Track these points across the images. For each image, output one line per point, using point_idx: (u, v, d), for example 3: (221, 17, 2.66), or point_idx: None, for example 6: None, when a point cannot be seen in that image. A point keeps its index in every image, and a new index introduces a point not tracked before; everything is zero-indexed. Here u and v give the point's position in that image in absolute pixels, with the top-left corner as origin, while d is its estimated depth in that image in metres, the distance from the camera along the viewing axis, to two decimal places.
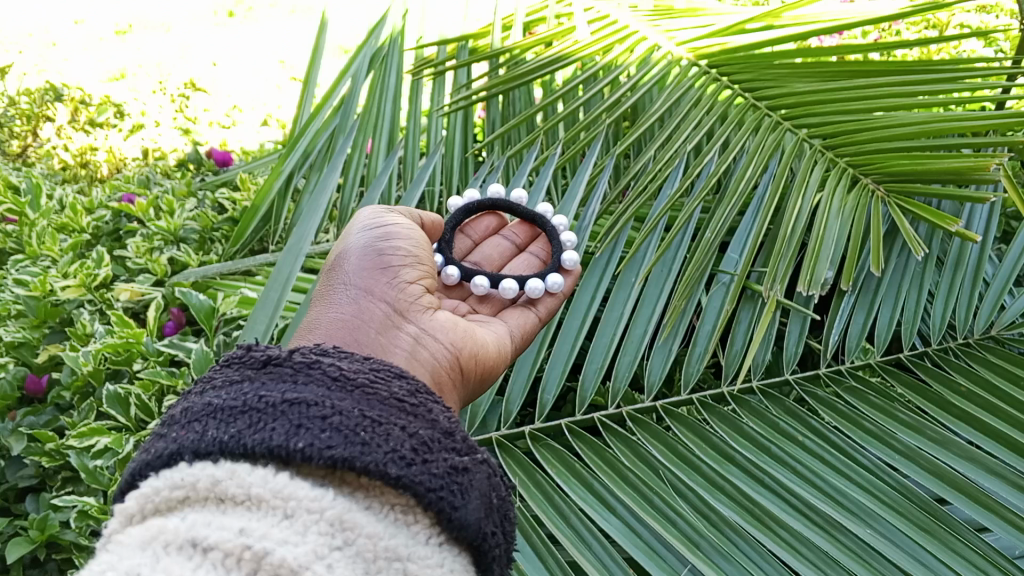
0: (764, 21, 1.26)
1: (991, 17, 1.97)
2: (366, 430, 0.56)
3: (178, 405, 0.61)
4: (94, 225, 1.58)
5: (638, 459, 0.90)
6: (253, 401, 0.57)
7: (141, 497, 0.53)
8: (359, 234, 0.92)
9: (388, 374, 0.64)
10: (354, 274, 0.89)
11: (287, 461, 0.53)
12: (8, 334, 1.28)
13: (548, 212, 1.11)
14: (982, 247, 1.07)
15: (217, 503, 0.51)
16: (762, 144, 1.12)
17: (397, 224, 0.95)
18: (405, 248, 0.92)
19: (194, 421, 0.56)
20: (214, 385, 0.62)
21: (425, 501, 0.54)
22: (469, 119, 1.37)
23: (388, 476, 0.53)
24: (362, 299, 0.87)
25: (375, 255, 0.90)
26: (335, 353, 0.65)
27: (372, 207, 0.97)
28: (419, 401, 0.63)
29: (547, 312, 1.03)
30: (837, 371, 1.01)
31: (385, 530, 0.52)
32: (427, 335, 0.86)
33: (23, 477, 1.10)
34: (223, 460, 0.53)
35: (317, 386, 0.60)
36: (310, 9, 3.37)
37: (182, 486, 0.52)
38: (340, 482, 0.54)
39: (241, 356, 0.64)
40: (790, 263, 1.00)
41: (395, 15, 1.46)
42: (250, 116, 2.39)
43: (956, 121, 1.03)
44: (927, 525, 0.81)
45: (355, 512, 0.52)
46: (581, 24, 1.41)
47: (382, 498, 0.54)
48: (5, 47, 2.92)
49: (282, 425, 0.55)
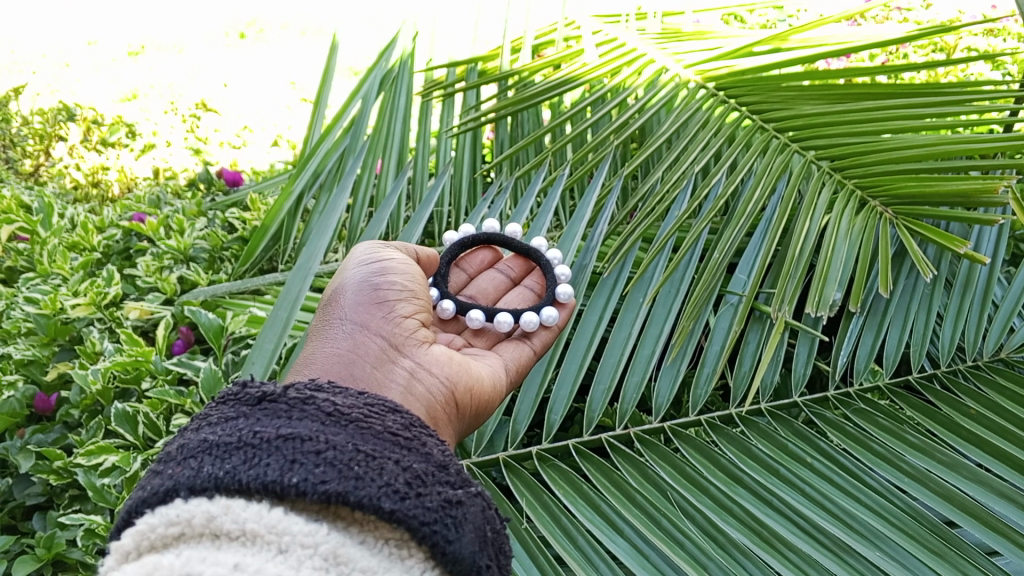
0: (772, 45, 1.28)
1: (999, 40, 1.98)
2: (360, 464, 0.56)
3: (174, 441, 0.61)
4: (105, 244, 1.60)
5: (646, 481, 0.89)
6: (248, 437, 0.57)
7: (136, 533, 0.52)
8: (355, 269, 0.93)
9: (383, 409, 0.64)
10: (350, 309, 0.89)
11: (281, 496, 0.53)
12: (18, 352, 1.29)
13: (542, 246, 1.10)
14: (992, 269, 1.07)
15: (212, 539, 0.51)
16: (770, 166, 1.12)
17: (393, 259, 0.95)
18: (400, 283, 0.92)
19: (189, 458, 0.56)
20: (209, 422, 0.61)
21: (419, 535, 0.54)
22: (478, 141, 1.38)
23: (383, 510, 0.53)
24: (358, 334, 0.87)
25: (370, 290, 0.90)
26: (329, 388, 0.65)
27: (368, 241, 0.98)
28: (414, 434, 0.63)
29: (541, 345, 1.02)
30: (846, 393, 1.00)
31: (380, 564, 0.52)
32: (422, 368, 0.86)
33: (30, 495, 1.10)
34: (219, 496, 0.53)
35: (311, 421, 0.60)
36: (321, 31, 3.41)
37: (177, 522, 0.52)
38: (334, 517, 0.54)
39: (236, 393, 0.64)
40: (798, 284, 1.00)
41: (405, 38, 1.48)
42: (260, 136, 2.42)
43: (963, 143, 1.03)
44: (937, 548, 0.80)
45: (349, 547, 0.52)
46: (589, 47, 1.44)
47: (376, 532, 0.54)
48: (21, 68, 2.98)
49: (276, 461, 0.54)
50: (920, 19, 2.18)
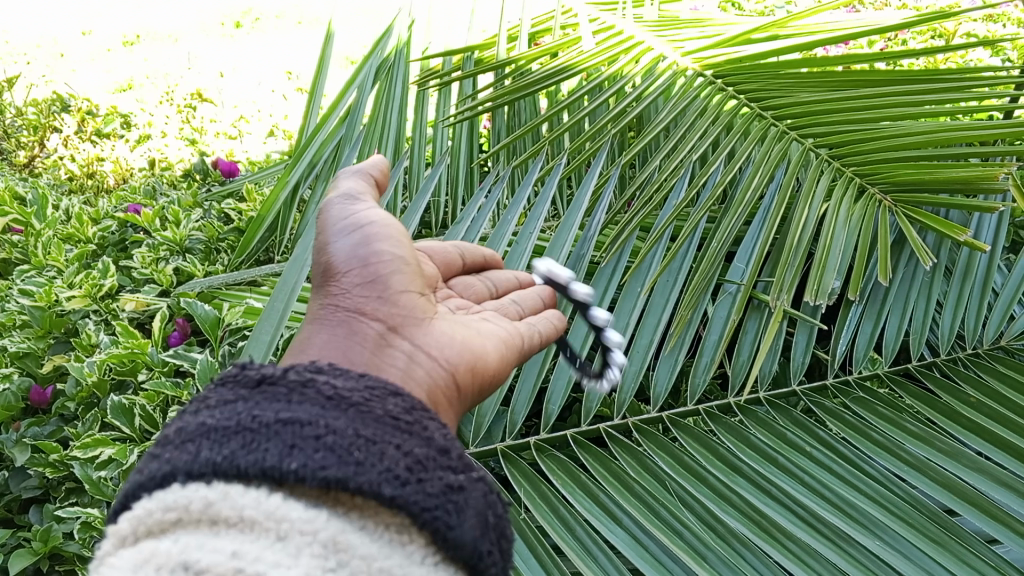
0: (770, 32, 1.27)
1: (999, 26, 1.97)
2: (360, 449, 0.53)
3: (171, 424, 0.57)
4: (100, 236, 1.59)
5: (644, 471, 0.89)
6: (247, 420, 0.54)
7: (133, 519, 0.51)
8: (340, 239, 0.81)
9: (384, 391, 0.60)
10: (338, 285, 0.77)
11: (280, 482, 0.51)
12: (14, 344, 1.28)
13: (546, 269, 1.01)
14: (992, 256, 1.06)
15: (210, 525, 0.49)
16: (768, 154, 1.11)
17: (373, 222, 0.82)
18: (390, 250, 0.80)
19: (187, 442, 0.53)
20: (208, 404, 0.57)
21: (420, 521, 0.51)
22: (474, 130, 1.38)
23: (382, 496, 0.51)
24: (352, 317, 0.74)
25: (359, 263, 0.79)
26: (330, 370, 0.61)
27: (339, 202, 0.85)
28: (415, 419, 0.59)
29: (550, 331, 0.92)
30: (845, 382, 1.00)
31: (379, 550, 0.50)
32: (421, 351, 0.74)
33: (26, 488, 1.10)
34: (217, 481, 0.50)
35: (310, 406, 0.56)
36: (316, 21, 3.39)
37: (175, 507, 0.50)
38: (334, 502, 0.52)
39: (236, 374, 0.60)
40: (797, 273, 0.99)
41: (401, 27, 1.46)
42: (256, 127, 2.41)
43: (962, 130, 1.03)
44: (937, 536, 0.79)
45: (349, 533, 0.50)
46: (586, 34, 1.43)
47: (376, 518, 0.52)
48: (15, 58, 2.96)
49: (275, 446, 0.52)
50: (919, 5, 2.16)
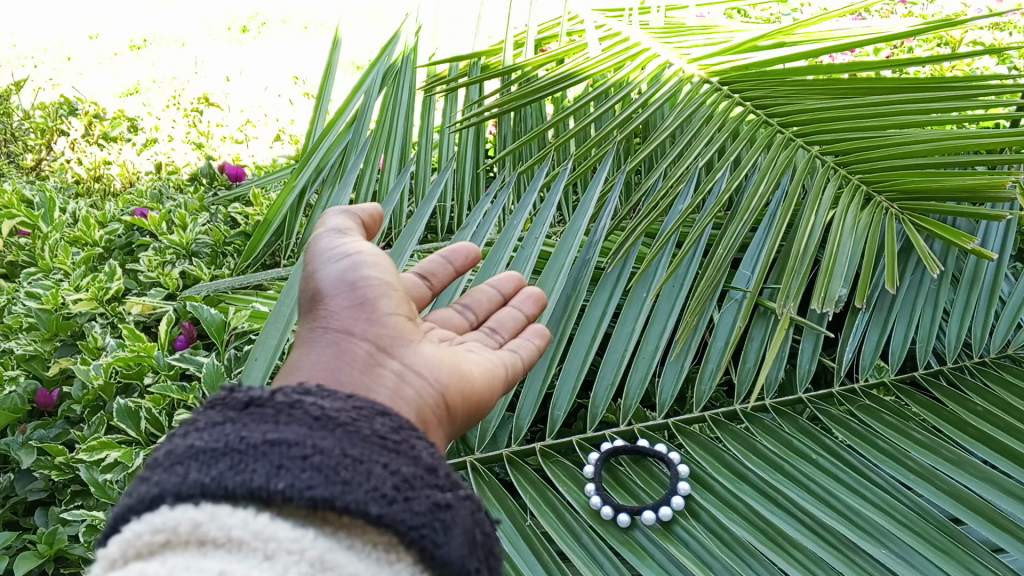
0: (776, 39, 1.28)
1: (1004, 34, 1.99)
2: (348, 469, 0.51)
3: (161, 444, 0.55)
4: (106, 239, 1.60)
5: (649, 478, 0.91)
6: (235, 442, 0.52)
7: (122, 541, 0.48)
8: (329, 267, 0.81)
9: (372, 412, 0.58)
10: (329, 312, 0.77)
11: (268, 501, 0.49)
12: (20, 347, 1.29)
13: (533, 293, 0.99)
14: (999, 265, 1.06)
15: (198, 545, 0.47)
16: (774, 162, 1.11)
17: (361, 253, 0.82)
18: (378, 277, 0.80)
19: (176, 464, 0.51)
20: (197, 426, 0.55)
21: (407, 539, 0.50)
22: (480, 135, 1.39)
23: (370, 515, 0.49)
24: (342, 338, 0.74)
25: (349, 290, 0.78)
26: (318, 391, 0.58)
27: (327, 235, 0.85)
28: (403, 438, 0.57)
29: (529, 359, 0.91)
30: (851, 389, 1.00)
31: (367, 568, 0.48)
32: (411, 371, 0.74)
33: (31, 490, 1.10)
34: (205, 502, 0.48)
35: (297, 427, 0.54)
36: (323, 26, 3.42)
37: (163, 529, 0.48)
38: (321, 522, 0.50)
39: (224, 397, 0.57)
40: (803, 280, 0.99)
41: (407, 33, 1.48)
42: (262, 132, 2.43)
43: (968, 138, 1.03)
44: (944, 545, 0.79)
45: (337, 551, 0.48)
46: (592, 41, 1.44)
47: (364, 537, 0.50)
48: (23, 61, 2.98)
49: (263, 467, 0.50)
50: (924, 13, 2.19)
